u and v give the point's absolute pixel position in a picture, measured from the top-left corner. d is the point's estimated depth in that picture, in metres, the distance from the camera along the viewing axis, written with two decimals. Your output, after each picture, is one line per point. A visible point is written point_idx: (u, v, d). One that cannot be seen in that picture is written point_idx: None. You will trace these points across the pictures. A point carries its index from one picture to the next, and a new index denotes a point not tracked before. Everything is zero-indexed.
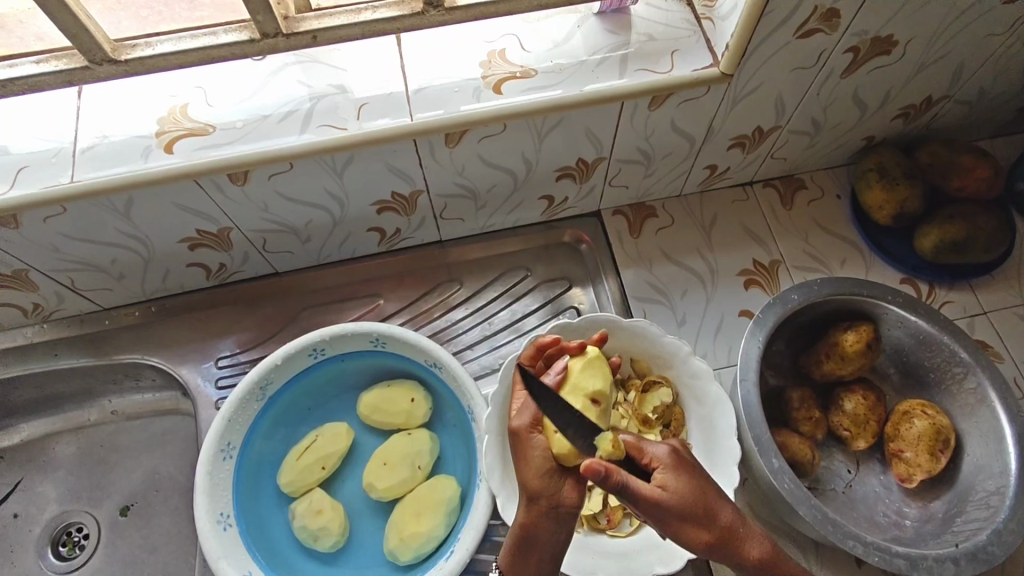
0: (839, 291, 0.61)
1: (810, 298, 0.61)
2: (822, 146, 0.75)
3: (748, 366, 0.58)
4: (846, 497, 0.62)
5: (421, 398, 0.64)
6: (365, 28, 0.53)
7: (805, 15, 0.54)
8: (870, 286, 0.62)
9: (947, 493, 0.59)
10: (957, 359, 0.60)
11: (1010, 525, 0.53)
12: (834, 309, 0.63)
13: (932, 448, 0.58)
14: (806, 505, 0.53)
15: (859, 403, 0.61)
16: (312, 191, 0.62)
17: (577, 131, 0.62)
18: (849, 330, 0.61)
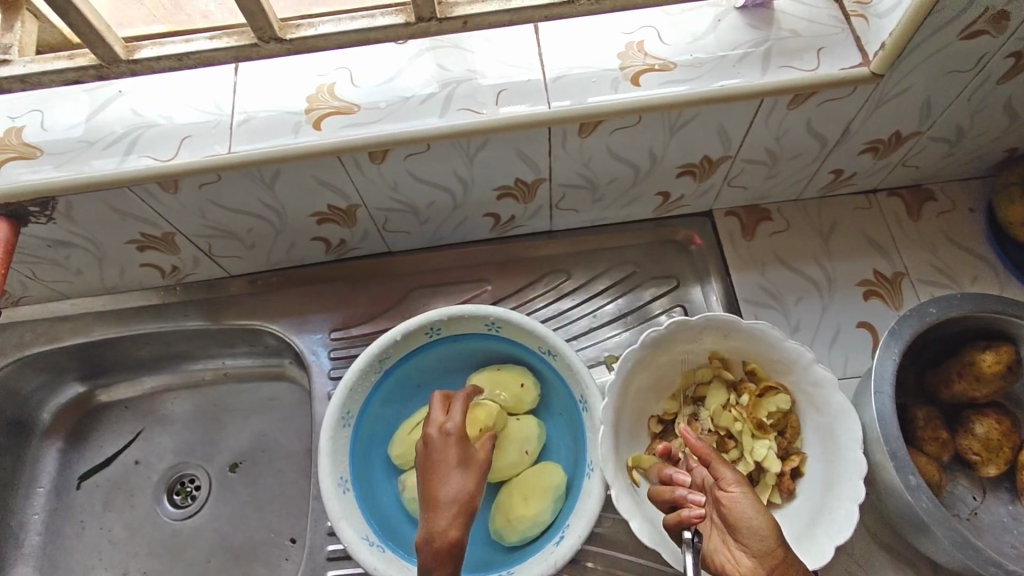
0: (979, 309, 0.58)
1: (949, 313, 0.58)
2: (960, 156, 0.71)
3: (881, 379, 0.55)
4: (971, 526, 0.59)
5: (530, 384, 0.65)
6: (515, 16, 0.54)
7: (974, 16, 0.52)
8: (1016, 305, 0.58)
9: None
10: None
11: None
12: (971, 326, 0.60)
13: None
14: (945, 527, 0.51)
15: (992, 427, 0.58)
16: (441, 174, 0.63)
17: (709, 127, 0.61)
18: (986, 351, 0.58)
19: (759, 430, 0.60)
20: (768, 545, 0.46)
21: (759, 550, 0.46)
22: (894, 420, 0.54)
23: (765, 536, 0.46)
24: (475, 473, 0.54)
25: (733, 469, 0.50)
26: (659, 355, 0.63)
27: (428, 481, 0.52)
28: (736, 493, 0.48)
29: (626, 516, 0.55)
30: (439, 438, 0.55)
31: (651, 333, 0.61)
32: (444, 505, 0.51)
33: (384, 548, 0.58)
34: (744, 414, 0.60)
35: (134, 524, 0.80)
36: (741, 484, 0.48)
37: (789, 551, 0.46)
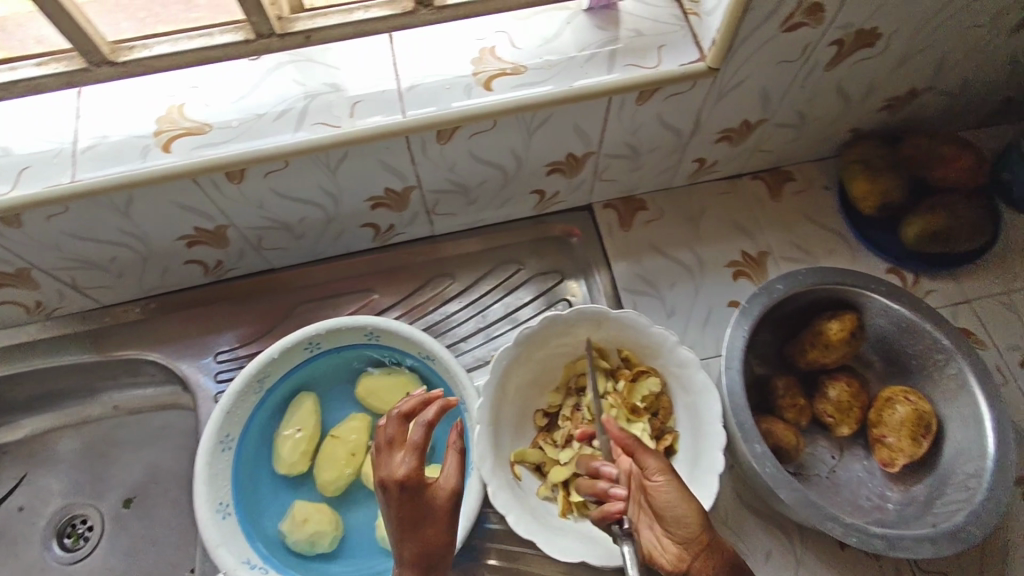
0: (822, 282, 0.63)
1: (795, 287, 0.62)
2: (808, 138, 0.76)
3: (732, 355, 0.60)
4: (829, 483, 0.63)
5: (416, 390, 0.66)
6: (357, 28, 0.54)
7: (789, 10, 0.55)
8: (855, 277, 0.63)
9: (929, 477, 0.60)
10: (938, 345, 0.61)
11: (987, 507, 0.55)
12: (821, 299, 0.65)
13: (914, 433, 0.60)
14: (787, 487, 0.56)
15: (843, 390, 0.63)
16: (306, 188, 0.63)
17: (566, 125, 0.63)
18: (832, 320, 0.63)
19: (633, 414, 0.63)
20: (693, 533, 0.51)
21: (684, 537, 0.52)
22: (744, 394, 0.59)
23: (691, 525, 0.51)
24: (450, 505, 0.49)
25: (655, 457, 0.53)
26: (535, 350, 0.65)
27: (399, 536, 0.47)
28: (659, 482, 0.52)
29: (502, 512, 0.57)
30: (398, 490, 0.47)
31: (522, 331, 0.63)
32: (422, 556, 0.47)
33: (268, 568, 0.58)
34: (618, 401, 0.63)
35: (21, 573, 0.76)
36: (666, 475, 0.52)
37: (711, 533, 0.52)
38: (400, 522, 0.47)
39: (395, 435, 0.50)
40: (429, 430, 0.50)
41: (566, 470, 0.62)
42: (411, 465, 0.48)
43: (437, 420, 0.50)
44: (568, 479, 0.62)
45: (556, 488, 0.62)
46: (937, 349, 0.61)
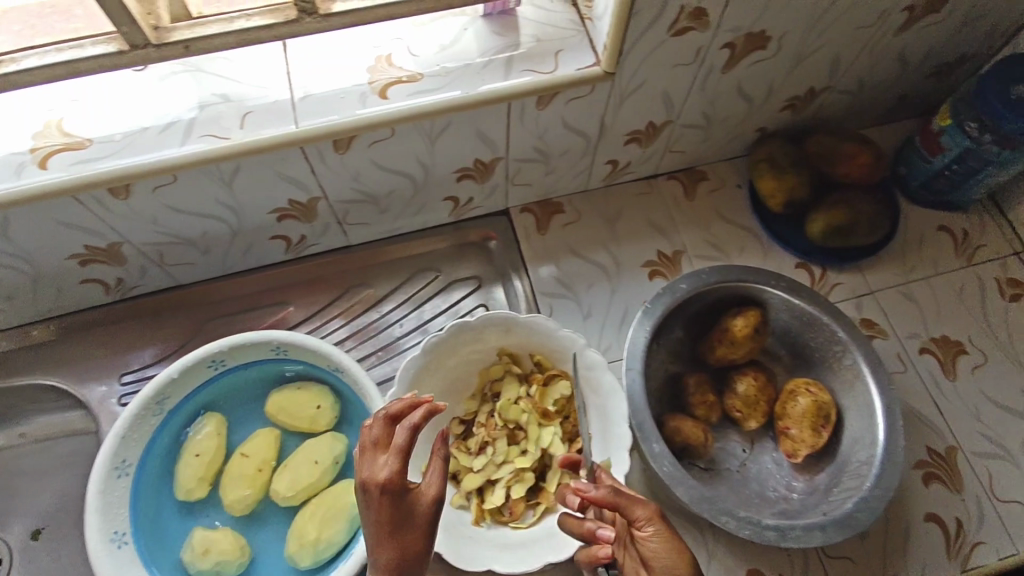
0: (724, 279, 0.64)
1: (697, 287, 0.64)
2: (717, 138, 0.78)
3: (635, 356, 0.62)
4: (738, 476, 0.65)
5: (327, 405, 0.65)
6: (239, 37, 0.52)
7: (673, 15, 0.55)
8: (757, 274, 0.65)
9: (830, 465, 0.62)
10: (836, 338, 0.64)
11: (876, 492, 0.57)
12: (730, 297, 0.67)
13: (814, 424, 0.62)
14: (684, 485, 0.57)
15: (751, 385, 0.64)
16: (202, 202, 0.61)
17: (468, 132, 0.63)
18: (738, 316, 0.64)
19: (545, 418, 0.64)
20: None
21: None
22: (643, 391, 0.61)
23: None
24: (431, 513, 0.46)
25: (644, 505, 0.49)
26: (446, 358, 0.65)
27: (376, 543, 0.44)
28: (648, 535, 0.48)
29: None
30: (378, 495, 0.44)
31: (431, 339, 0.63)
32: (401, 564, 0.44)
33: None
34: (531, 405, 0.64)
35: None
36: (654, 524, 0.48)
37: None
38: (377, 527, 0.44)
39: (378, 435, 0.47)
40: (414, 433, 0.46)
41: (479, 477, 0.63)
42: (394, 468, 0.45)
43: (424, 422, 0.46)
44: (482, 486, 0.63)
45: (470, 496, 0.63)
46: (835, 341, 0.63)
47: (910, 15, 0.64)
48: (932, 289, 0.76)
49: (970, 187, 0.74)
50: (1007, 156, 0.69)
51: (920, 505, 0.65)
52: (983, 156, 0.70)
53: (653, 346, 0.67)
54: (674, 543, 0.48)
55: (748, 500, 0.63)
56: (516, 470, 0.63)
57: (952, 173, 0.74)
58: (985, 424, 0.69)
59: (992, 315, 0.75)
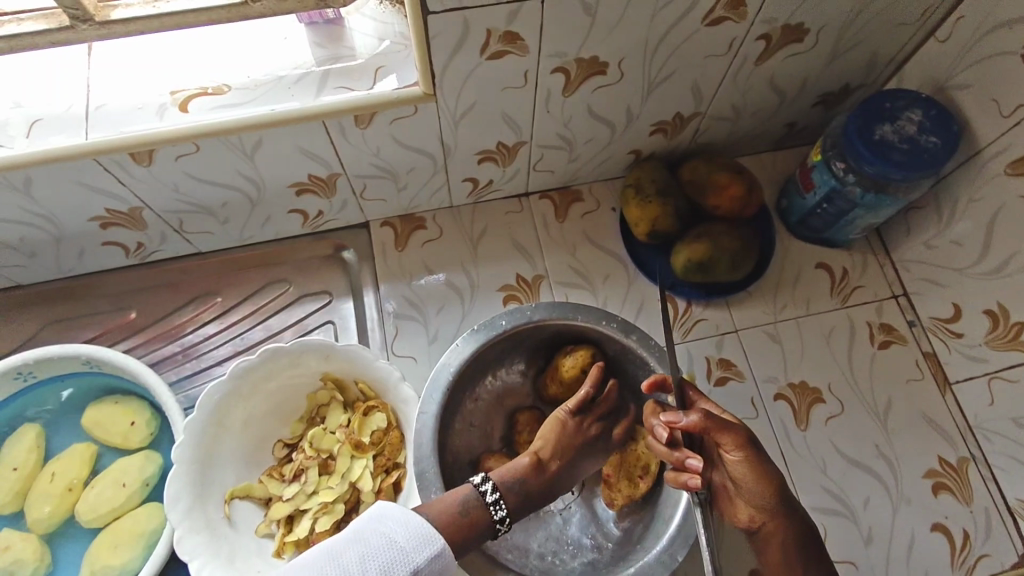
0: (550, 316, 0.63)
1: (519, 325, 0.62)
2: (587, 161, 0.74)
3: (439, 383, 0.60)
4: (560, 519, 0.64)
5: (142, 421, 0.63)
6: (11, 43, 0.50)
7: (482, 37, 0.52)
8: (585, 312, 0.63)
9: (646, 516, 0.61)
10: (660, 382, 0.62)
11: (660, 560, 0.56)
12: (562, 333, 0.65)
13: (631, 474, 0.61)
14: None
15: None
16: (5, 209, 0.59)
17: (289, 148, 0.60)
18: (572, 355, 0.63)
19: (358, 450, 0.61)
20: (764, 502, 0.51)
21: (756, 505, 0.52)
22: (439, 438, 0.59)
23: (766, 494, 0.51)
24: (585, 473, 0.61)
25: (736, 431, 0.52)
26: (261, 384, 0.62)
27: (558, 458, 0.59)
28: (734, 460, 0.52)
29: (184, 558, 0.54)
30: (593, 431, 0.61)
31: (241, 362, 0.60)
32: (549, 482, 0.58)
33: None
34: (346, 437, 0.61)
35: None
36: (743, 452, 0.52)
37: (786, 500, 0.52)
38: (570, 447, 0.60)
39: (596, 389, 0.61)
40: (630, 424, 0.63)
41: (288, 506, 0.60)
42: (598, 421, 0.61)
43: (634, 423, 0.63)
44: (290, 515, 0.60)
45: (274, 525, 0.60)
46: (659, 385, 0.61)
47: (766, 44, 0.61)
48: (800, 330, 0.72)
49: (844, 226, 0.71)
50: (872, 200, 0.66)
51: None
52: (850, 198, 0.67)
53: (487, 380, 0.66)
54: (757, 465, 0.51)
55: (563, 546, 0.63)
56: (324, 502, 0.60)
57: (824, 211, 0.71)
58: (829, 476, 0.67)
59: (858, 361, 0.71)
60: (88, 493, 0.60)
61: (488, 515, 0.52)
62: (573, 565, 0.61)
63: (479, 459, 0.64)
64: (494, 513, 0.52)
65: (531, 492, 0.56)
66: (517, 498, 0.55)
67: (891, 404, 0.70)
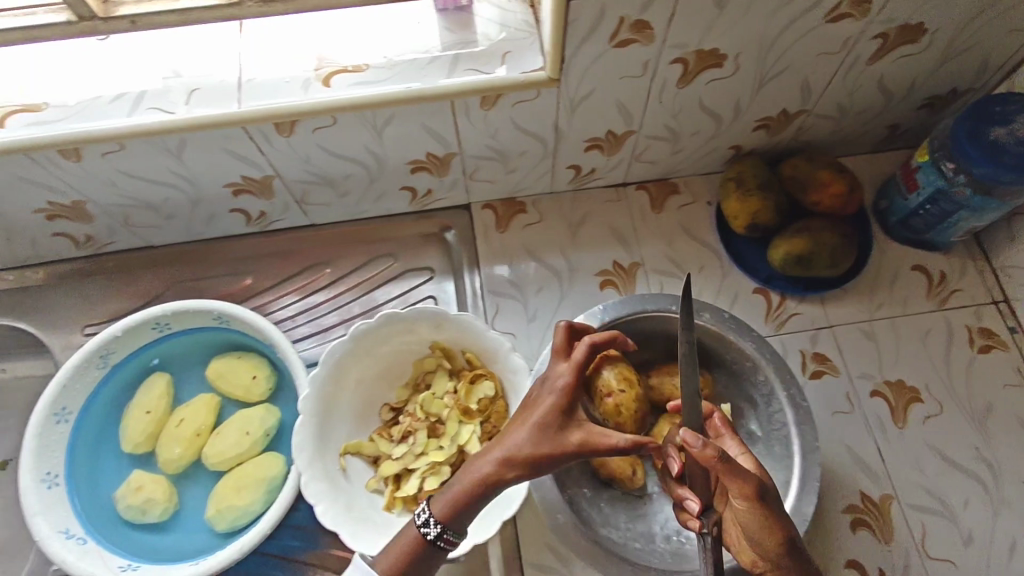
0: (623, 311, 0.66)
1: (596, 328, 0.66)
2: (687, 153, 0.76)
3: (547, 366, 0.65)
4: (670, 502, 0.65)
5: (263, 376, 0.68)
6: (185, 16, 0.54)
7: (613, 26, 0.54)
8: (654, 300, 0.67)
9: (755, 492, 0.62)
10: (746, 354, 0.64)
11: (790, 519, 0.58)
12: (646, 326, 0.68)
13: None
14: (545, 488, 0.61)
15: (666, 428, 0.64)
16: (154, 170, 0.63)
17: (416, 126, 0.64)
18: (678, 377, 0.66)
19: (466, 416, 0.64)
20: (766, 552, 0.51)
21: (760, 552, 0.51)
22: None
23: (770, 549, 0.50)
24: (536, 434, 0.52)
25: (746, 482, 0.48)
26: (376, 347, 0.66)
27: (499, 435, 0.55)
28: (740, 505, 0.50)
29: (310, 500, 0.58)
30: (539, 388, 0.57)
31: (361, 325, 0.64)
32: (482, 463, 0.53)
33: (86, 540, 0.60)
34: (453, 402, 0.65)
35: None
36: (751, 504, 0.49)
37: (795, 554, 0.50)
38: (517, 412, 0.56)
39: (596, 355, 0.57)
40: (588, 349, 0.56)
41: (396, 466, 0.63)
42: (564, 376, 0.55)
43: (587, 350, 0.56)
44: (398, 474, 0.63)
45: (385, 482, 0.63)
46: (739, 352, 0.64)
47: (882, 44, 0.62)
48: (896, 329, 0.73)
49: (947, 228, 0.71)
50: (979, 202, 0.66)
51: (835, 554, 0.63)
52: (956, 199, 0.67)
53: None
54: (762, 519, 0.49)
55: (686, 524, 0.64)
56: (432, 463, 0.63)
57: (927, 212, 0.71)
58: (926, 476, 0.67)
59: (956, 363, 0.71)
60: (214, 440, 0.65)
61: (415, 529, 0.53)
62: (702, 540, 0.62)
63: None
64: (425, 532, 0.53)
65: (463, 492, 0.53)
66: (454, 504, 0.53)
67: (989, 408, 0.69)
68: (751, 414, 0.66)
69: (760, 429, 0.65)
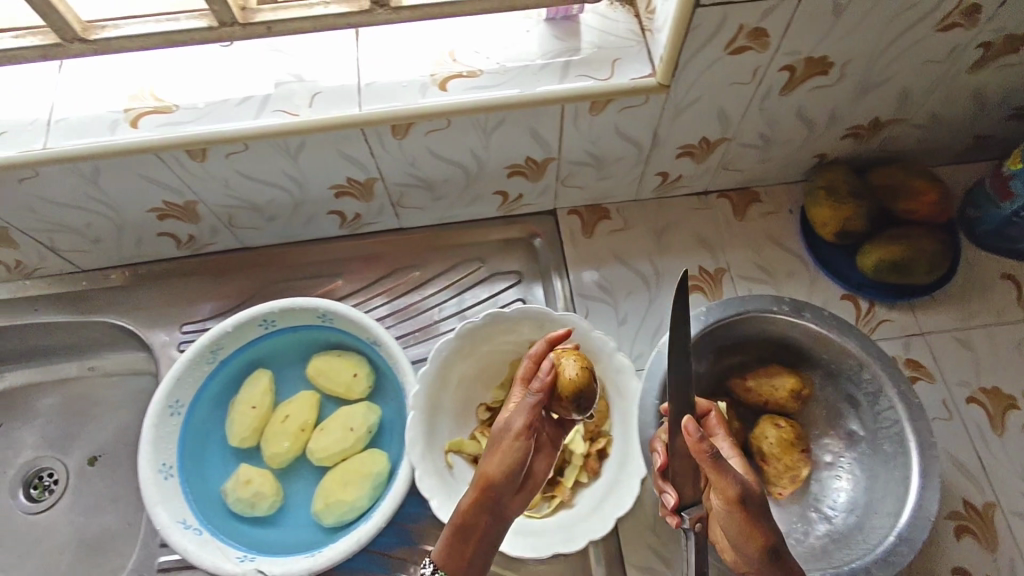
0: (728, 312, 0.65)
1: (699, 331, 0.65)
2: (775, 161, 0.77)
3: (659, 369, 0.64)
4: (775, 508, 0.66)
5: (364, 374, 0.69)
6: (317, 22, 0.56)
7: (732, 33, 0.56)
8: (754, 301, 0.66)
9: (860, 496, 0.63)
10: (849, 353, 0.64)
11: (916, 517, 0.57)
12: (742, 328, 0.67)
13: (788, 457, 0.63)
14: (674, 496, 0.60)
15: (773, 431, 0.64)
16: (269, 171, 0.66)
17: (522, 131, 0.65)
18: (776, 378, 0.66)
19: None
20: (746, 556, 0.51)
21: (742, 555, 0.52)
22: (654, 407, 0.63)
23: (750, 552, 0.51)
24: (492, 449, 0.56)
25: (728, 481, 0.49)
26: (478, 346, 0.67)
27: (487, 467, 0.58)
28: (717, 505, 0.52)
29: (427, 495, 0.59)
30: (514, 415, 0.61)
31: (467, 324, 0.65)
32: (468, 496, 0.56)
33: (201, 530, 0.61)
34: None
35: None
36: (729, 506, 0.50)
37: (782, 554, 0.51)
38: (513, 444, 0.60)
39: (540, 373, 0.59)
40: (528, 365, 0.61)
41: None
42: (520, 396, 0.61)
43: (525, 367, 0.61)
44: None
45: None
46: (845, 353, 0.64)
47: (984, 52, 0.63)
48: (989, 337, 0.73)
49: None
50: None
51: (941, 561, 0.63)
52: None
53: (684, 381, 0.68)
54: (742, 521, 0.50)
55: (793, 528, 0.64)
56: None
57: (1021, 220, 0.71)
58: None
59: None
60: (319, 437, 0.66)
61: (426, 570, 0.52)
62: (811, 542, 0.62)
63: None
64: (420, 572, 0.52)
65: (456, 527, 0.54)
66: (447, 541, 0.53)
67: None
68: (851, 415, 0.67)
69: (862, 429, 0.66)
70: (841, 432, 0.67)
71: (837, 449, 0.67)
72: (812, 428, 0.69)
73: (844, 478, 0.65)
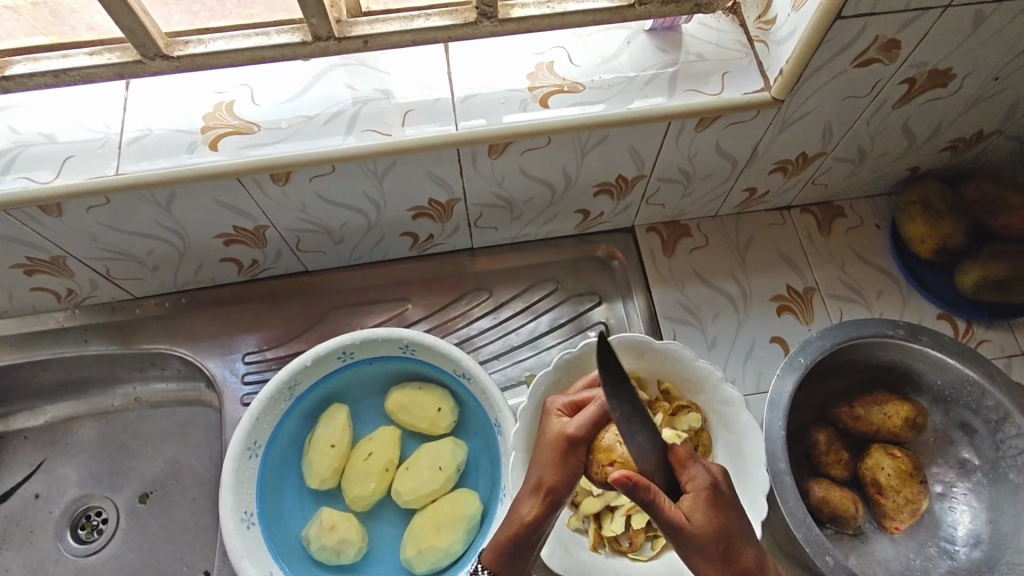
0: (840, 341, 0.63)
1: (815, 357, 0.63)
2: (865, 174, 0.74)
3: (774, 401, 0.61)
4: (889, 542, 0.63)
5: (449, 408, 0.64)
6: (417, 36, 0.52)
7: (865, 44, 0.52)
8: (870, 325, 0.64)
9: (986, 525, 0.62)
10: (966, 379, 0.63)
11: None
12: (851, 353, 0.65)
13: (908, 491, 0.61)
14: (795, 529, 0.57)
15: (891, 462, 0.62)
16: (350, 193, 0.61)
17: (620, 148, 0.61)
18: (887, 406, 0.63)
19: None
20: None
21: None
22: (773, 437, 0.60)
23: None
24: (541, 459, 0.53)
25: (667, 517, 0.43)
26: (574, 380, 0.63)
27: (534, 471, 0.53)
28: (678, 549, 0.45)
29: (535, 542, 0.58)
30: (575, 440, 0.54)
31: (566, 354, 0.61)
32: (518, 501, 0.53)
33: None
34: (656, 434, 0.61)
35: (33, 563, 0.75)
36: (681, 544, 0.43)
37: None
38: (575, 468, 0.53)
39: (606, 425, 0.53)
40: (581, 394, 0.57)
41: (599, 502, 0.60)
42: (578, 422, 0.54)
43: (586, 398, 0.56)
44: (600, 511, 0.60)
45: (587, 519, 0.61)
46: (966, 383, 0.63)
47: None
48: None
49: None
50: None
51: None
52: None
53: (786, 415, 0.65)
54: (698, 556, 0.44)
55: (912, 565, 0.62)
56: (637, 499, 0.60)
57: None
58: None
59: None
60: (404, 478, 0.62)
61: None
62: None
63: (798, 485, 0.63)
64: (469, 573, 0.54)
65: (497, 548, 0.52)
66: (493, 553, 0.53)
67: None
68: (966, 442, 0.65)
69: (978, 457, 0.64)
70: (952, 461, 0.65)
71: (948, 479, 0.65)
72: (921, 456, 0.66)
73: (961, 510, 0.63)
